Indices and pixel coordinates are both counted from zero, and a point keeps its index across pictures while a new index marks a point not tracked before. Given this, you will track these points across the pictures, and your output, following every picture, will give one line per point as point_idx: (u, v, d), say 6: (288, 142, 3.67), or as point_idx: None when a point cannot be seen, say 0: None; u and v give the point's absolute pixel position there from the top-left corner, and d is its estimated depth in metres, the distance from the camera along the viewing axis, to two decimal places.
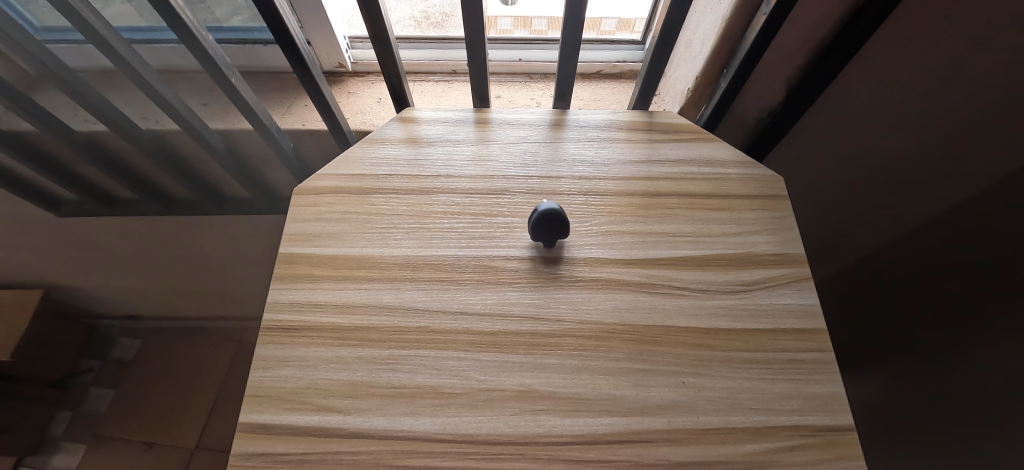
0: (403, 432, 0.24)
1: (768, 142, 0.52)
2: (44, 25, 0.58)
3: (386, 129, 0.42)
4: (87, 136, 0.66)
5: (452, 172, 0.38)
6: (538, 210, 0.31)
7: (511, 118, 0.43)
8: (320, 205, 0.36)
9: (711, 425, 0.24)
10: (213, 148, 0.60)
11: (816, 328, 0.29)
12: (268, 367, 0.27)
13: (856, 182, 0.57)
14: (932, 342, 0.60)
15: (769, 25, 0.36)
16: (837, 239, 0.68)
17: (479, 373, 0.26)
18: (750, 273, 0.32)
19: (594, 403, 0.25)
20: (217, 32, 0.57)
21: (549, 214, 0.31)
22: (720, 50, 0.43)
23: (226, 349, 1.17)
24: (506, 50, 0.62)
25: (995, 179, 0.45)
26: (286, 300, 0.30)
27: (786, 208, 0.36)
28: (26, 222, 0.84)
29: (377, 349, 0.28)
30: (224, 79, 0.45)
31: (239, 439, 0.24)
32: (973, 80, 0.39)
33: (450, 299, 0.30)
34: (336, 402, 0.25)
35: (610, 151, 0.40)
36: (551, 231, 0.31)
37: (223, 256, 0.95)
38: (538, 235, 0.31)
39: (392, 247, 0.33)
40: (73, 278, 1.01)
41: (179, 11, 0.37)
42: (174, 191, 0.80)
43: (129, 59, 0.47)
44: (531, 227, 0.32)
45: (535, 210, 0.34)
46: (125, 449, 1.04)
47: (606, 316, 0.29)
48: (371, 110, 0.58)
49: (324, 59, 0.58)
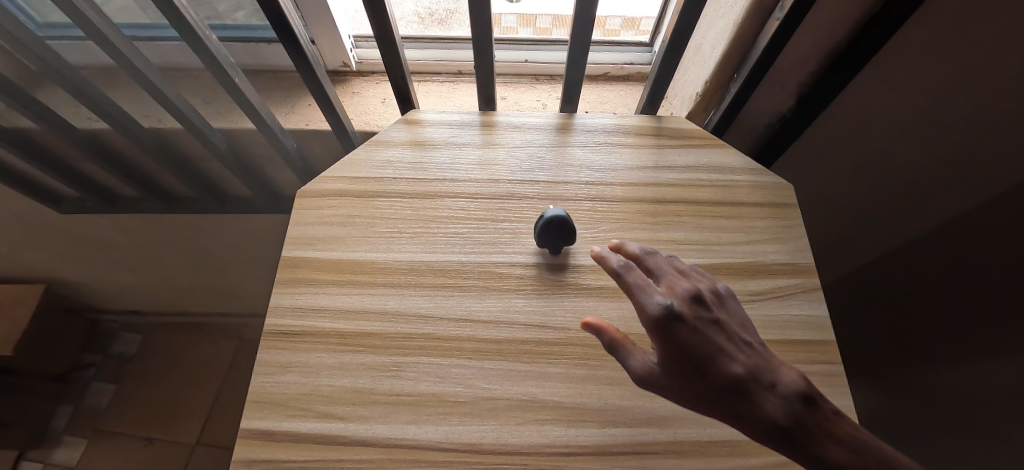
0: (405, 441, 0.24)
1: (776, 148, 0.51)
2: (47, 21, 0.58)
3: (389, 131, 0.42)
4: (90, 134, 0.65)
5: (457, 176, 0.38)
6: (545, 217, 0.30)
7: (517, 121, 0.42)
8: (324, 208, 0.36)
9: (716, 437, 0.24)
10: (216, 147, 0.59)
11: (825, 340, 0.28)
12: (270, 373, 0.27)
13: (863, 191, 0.56)
14: (938, 353, 0.59)
15: (782, 29, 0.35)
16: (841, 246, 0.67)
17: (483, 382, 0.26)
18: (758, 282, 0.31)
19: (599, 414, 0.25)
20: (220, 29, 0.57)
21: (556, 221, 0.30)
22: (731, 55, 0.43)
23: (225, 346, 1.18)
24: (512, 51, 0.61)
25: (1002, 187, 0.44)
26: (288, 305, 0.30)
27: (796, 217, 0.36)
28: (26, 220, 0.83)
29: (380, 356, 0.27)
30: (228, 78, 0.44)
31: (240, 445, 0.24)
32: (988, 81, 0.37)
33: (455, 305, 0.30)
34: (338, 409, 0.25)
35: (617, 156, 0.39)
36: (552, 243, 0.31)
37: (223, 256, 0.95)
38: (542, 242, 0.31)
39: (396, 252, 0.33)
40: (73, 274, 1.01)
41: (182, 9, 0.36)
42: (174, 189, 0.79)
43: (130, 56, 0.46)
44: (536, 233, 0.31)
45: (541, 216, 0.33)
46: (126, 445, 1.05)
47: (612, 325, 0.29)
48: (375, 111, 0.57)
49: (328, 58, 0.57)
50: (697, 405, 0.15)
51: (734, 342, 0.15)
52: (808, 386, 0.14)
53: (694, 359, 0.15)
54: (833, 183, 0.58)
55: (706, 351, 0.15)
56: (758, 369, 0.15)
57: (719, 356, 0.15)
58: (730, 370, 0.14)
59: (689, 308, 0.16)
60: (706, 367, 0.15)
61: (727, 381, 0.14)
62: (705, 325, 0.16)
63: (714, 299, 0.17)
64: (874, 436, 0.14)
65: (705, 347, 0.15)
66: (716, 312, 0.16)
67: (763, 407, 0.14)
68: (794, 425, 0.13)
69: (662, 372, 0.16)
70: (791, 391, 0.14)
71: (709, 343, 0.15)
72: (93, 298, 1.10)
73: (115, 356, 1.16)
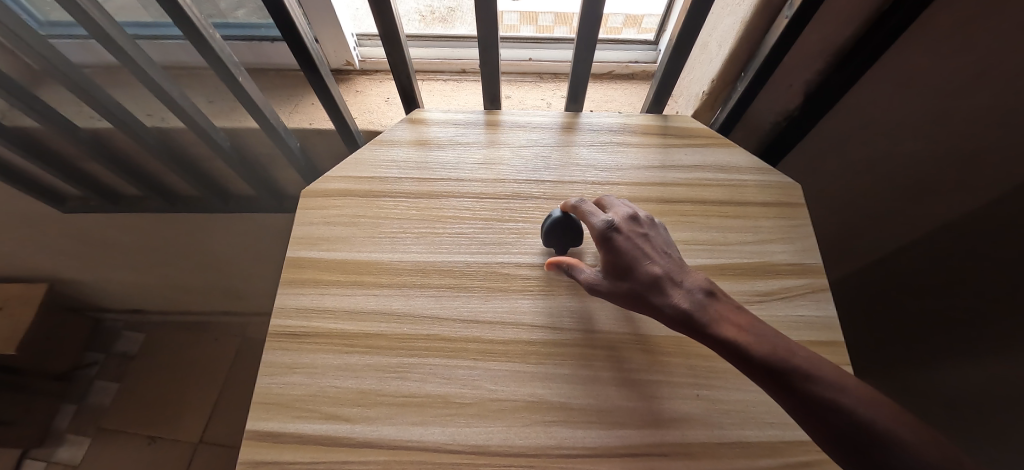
0: (411, 443, 0.24)
1: (782, 147, 0.50)
2: (48, 19, 0.57)
3: (393, 131, 0.41)
4: (92, 133, 0.65)
5: (462, 175, 0.37)
6: (553, 216, 0.30)
7: (522, 120, 0.42)
8: (328, 208, 0.35)
9: (725, 439, 0.24)
10: (220, 146, 0.59)
11: (833, 341, 0.28)
12: (276, 374, 0.27)
13: (870, 191, 0.56)
14: (944, 351, 0.59)
15: (790, 28, 0.35)
16: (847, 246, 0.67)
17: (490, 383, 0.26)
18: (766, 283, 0.31)
19: (607, 415, 0.25)
20: (223, 28, 0.56)
21: (564, 221, 0.30)
22: (738, 54, 0.42)
23: (228, 344, 1.18)
24: (516, 49, 0.61)
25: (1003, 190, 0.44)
26: (293, 306, 0.30)
27: (803, 216, 0.35)
28: (29, 219, 0.83)
29: (385, 357, 0.27)
30: (232, 78, 0.44)
31: (246, 447, 0.24)
32: (990, 84, 0.37)
33: (461, 306, 0.30)
34: (344, 411, 0.25)
35: (623, 156, 0.39)
36: (560, 243, 0.31)
37: (226, 255, 0.95)
38: (550, 243, 0.31)
39: (401, 252, 0.33)
40: (76, 272, 1.00)
41: (185, 8, 0.36)
42: (177, 188, 0.79)
43: (134, 55, 0.46)
44: (543, 233, 0.31)
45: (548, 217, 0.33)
46: (128, 443, 1.05)
47: (619, 326, 0.29)
48: (379, 110, 0.57)
49: (331, 57, 0.57)
50: (625, 295, 0.24)
51: (654, 253, 0.24)
52: (701, 282, 0.22)
53: (622, 261, 0.24)
54: (839, 182, 0.57)
55: (631, 257, 0.24)
56: (665, 269, 0.23)
57: (640, 261, 0.24)
58: (645, 268, 0.23)
59: (627, 231, 0.26)
60: (629, 267, 0.24)
61: (642, 274, 0.23)
62: (636, 242, 0.25)
63: (652, 230, 0.26)
64: (755, 318, 0.21)
65: (630, 257, 0.24)
66: (648, 238, 0.25)
67: (662, 290, 0.22)
68: (678, 300, 0.22)
69: (606, 274, 0.25)
70: (690, 283, 0.22)
71: (634, 252, 0.24)
72: (96, 297, 1.10)
73: (118, 355, 1.16)
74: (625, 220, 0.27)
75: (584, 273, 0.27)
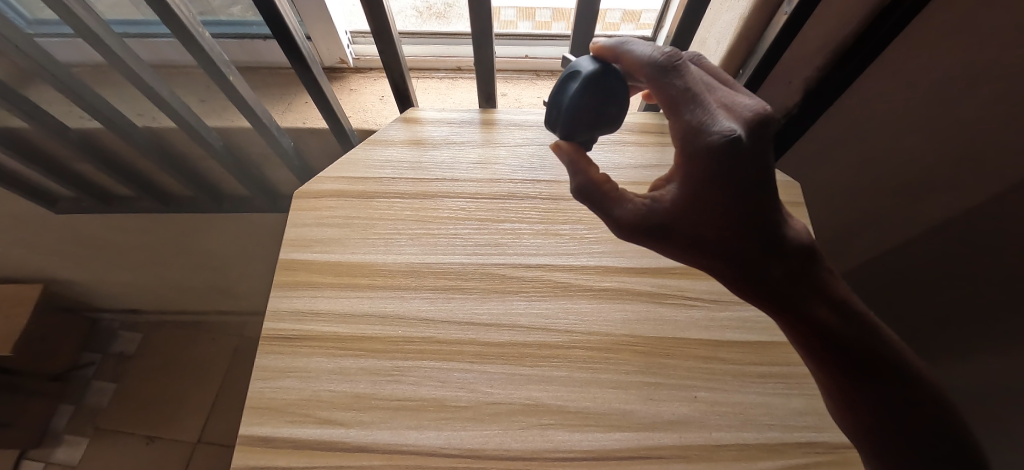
0: (407, 447, 0.23)
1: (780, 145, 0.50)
2: (36, 18, 0.56)
3: (388, 130, 0.41)
4: (82, 134, 0.64)
5: (457, 175, 0.37)
6: (588, 79, 0.21)
7: (518, 119, 0.41)
8: (322, 209, 0.35)
9: (723, 441, 0.24)
10: (213, 146, 0.59)
11: None
12: (269, 378, 0.26)
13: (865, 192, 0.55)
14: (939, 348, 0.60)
15: (789, 24, 0.35)
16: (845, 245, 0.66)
17: (485, 386, 0.26)
18: None
19: (605, 418, 0.25)
20: (215, 26, 0.55)
21: (602, 82, 0.21)
22: (735, 52, 0.42)
23: (225, 344, 1.18)
24: (512, 46, 0.60)
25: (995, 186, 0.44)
26: (286, 308, 0.29)
27: (802, 215, 0.35)
28: (21, 219, 0.82)
29: (380, 360, 0.27)
30: (222, 77, 0.43)
31: (238, 453, 0.23)
32: (992, 79, 0.36)
33: (456, 308, 0.29)
34: (338, 415, 0.25)
35: (620, 154, 0.39)
36: (583, 133, 0.22)
37: (222, 254, 0.95)
38: (570, 132, 0.22)
39: (395, 253, 0.32)
40: (72, 273, 1.00)
41: (175, 7, 0.35)
42: (171, 188, 0.78)
43: (122, 55, 0.45)
44: (576, 105, 0.21)
45: (566, 77, 0.22)
46: (127, 443, 1.05)
47: (616, 327, 0.29)
48: (374, 108, 0.56)
49: (325, 54, 0.56)
50: (697, 250, 0.17)
51: (766, 189, 0.16)
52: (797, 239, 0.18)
53: (721, 205, 0.16)
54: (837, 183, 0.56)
55: (736, 198, 0.16)
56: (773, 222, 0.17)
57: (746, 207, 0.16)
58: (743, 219, 0.16)
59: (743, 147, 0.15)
60: (737, 224, 0.16)
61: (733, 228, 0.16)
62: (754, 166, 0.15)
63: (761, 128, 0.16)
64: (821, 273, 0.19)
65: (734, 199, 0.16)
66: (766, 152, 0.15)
67: (761, 254, 0.17)
68: (767, 263, 0.17)
69: (680, 219, 0.17)
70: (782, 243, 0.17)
71: (756, 200, 0.16)
72: (92, 296, 1.09)
73: (116, 355, 1.15)
74: (756, 118, 0.15)
75: (623, 207, 0.18)
